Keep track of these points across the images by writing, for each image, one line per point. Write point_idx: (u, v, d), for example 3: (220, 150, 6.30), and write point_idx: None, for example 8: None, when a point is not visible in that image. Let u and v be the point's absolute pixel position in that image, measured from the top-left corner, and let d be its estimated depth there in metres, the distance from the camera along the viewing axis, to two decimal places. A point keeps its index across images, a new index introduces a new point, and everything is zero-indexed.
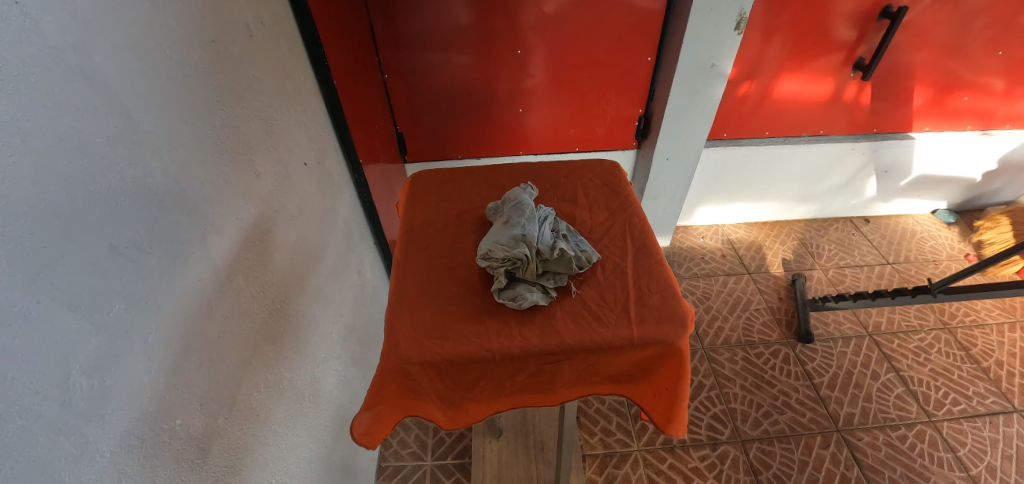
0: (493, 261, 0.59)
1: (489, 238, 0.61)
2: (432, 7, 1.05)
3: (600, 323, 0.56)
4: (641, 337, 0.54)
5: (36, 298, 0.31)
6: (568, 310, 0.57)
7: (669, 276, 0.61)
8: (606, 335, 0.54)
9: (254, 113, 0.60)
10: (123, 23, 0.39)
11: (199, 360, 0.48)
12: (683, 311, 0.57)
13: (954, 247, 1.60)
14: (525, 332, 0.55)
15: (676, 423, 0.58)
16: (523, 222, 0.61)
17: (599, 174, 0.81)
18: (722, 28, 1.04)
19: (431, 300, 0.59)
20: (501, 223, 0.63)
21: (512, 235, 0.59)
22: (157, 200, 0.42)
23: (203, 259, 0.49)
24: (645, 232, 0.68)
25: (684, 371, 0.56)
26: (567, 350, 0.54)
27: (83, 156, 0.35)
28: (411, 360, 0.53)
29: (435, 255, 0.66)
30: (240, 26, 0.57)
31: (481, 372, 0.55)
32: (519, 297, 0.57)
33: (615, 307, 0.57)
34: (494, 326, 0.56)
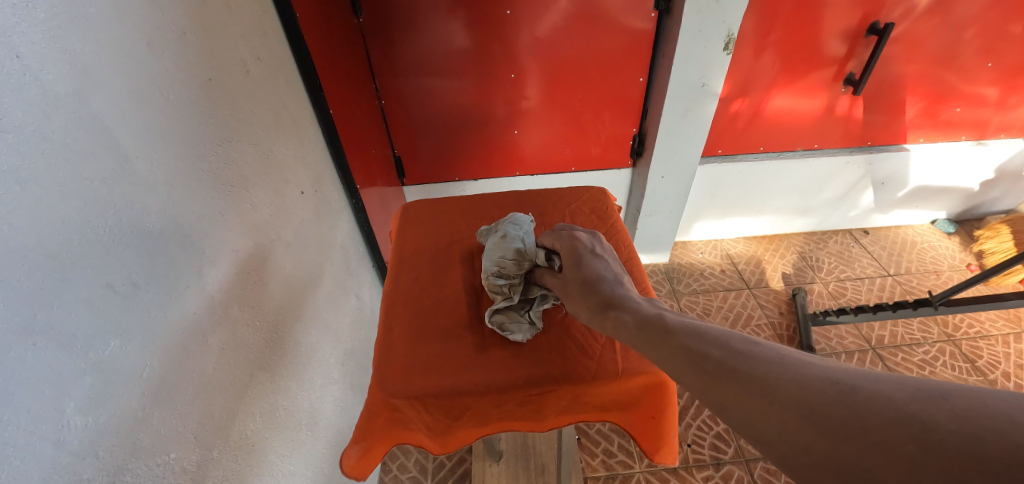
0: (507, 280, 0.62)
1: (489, 253, 0.64)
2: (427, 33, 1.07)
3: (586, 354, 0.56)
4: (628, 369, 0.54)
5: (31, 340, 0.32)
6: (553, 342, 0.58)
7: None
8: (591, 367, 0.55)
9: (251, 145, 0.62)
10: (121, 69, 0.41)
11: (194, 392, 0.48)
12: None
13: (956, 257, 1.59)
14: (512, 365, 0.56)
15: (665, 452, 0.58)
16: (521, 236, 0.64)
17: (588, 200, 0.82)
18: (711, 49, 1.06)
19: (421, 332, 0.60)
20: (498, 238, 0.64)
21: (517, 250, 0.62)
22: (153, 237, 0.44)
23: (198, 293, 0.50)
24: (631, 260, 0.69)
25: (670, 399, 0.56)
26: (553, 382, 0.54)
27: (81, 198, 0.36)
28: (398, 393, 0.53)
29: (426, 285, 0.67)
30: (237, 63, 0.60)
31: (468, 403, 0.54)
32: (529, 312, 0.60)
33: (601, 338, 0.58)
34: (479, 360, 0.57)
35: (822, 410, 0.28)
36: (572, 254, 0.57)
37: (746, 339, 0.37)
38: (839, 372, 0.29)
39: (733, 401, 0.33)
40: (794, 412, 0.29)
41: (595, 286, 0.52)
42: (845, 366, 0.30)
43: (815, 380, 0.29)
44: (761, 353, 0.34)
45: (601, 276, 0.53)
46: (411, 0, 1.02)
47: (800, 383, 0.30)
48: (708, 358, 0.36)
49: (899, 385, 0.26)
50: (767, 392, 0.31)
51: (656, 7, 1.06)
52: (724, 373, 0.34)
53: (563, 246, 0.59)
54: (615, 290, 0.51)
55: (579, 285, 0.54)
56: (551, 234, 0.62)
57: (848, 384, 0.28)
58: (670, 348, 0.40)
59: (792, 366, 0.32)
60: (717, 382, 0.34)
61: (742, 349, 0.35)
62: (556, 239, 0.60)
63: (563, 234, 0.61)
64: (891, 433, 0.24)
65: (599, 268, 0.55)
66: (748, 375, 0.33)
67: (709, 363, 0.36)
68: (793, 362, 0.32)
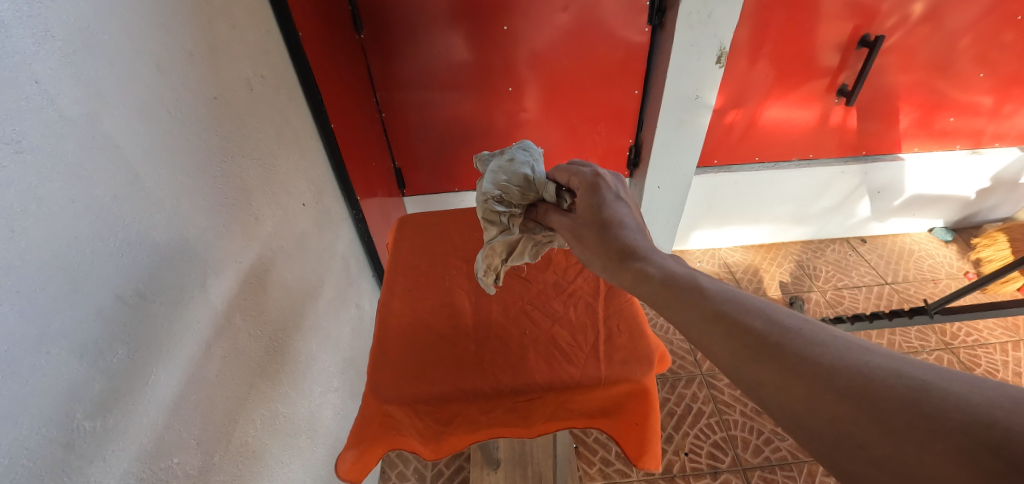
0: (508, 206, 0.66)
1: (493, 177, 0.68)
2: (427, 48, 1.10)
3: (570, 362, 0.58)
4: (609, 375, 0.56)
5: (46, 349, 0.34)
6: (540, 350, 0.60)
7: (638, 316, 0.64)
8: (575, 374, 0.57)
9: (254, 160, 0.64)
10: (132, 91, 0.43)
11: (196, 400, 0.50)
12: (649, 350, 0.59)
13: (954, 265, 1.60)
14: (497, 372, 0.58)
15: (649, 458, 0.58)
16: (528, 165, 0.67)
17: None
18: (704, 62, 1.08)
19: (414, 342, 0.62)
20: (507, 161, 0.68)
21: (524, 178, 0.66)
22: (160, 249, 0.46)
23: (203, 303, 0.52)
24: None
25: (652, 404, 0.58)
26: (540, 389, 0.56)
27: (92, 214, 0.38)
28: (390, 399, 0.55)
29: (420, 296, 0.69)
30: (242, 82, 0.62)
31: (459, 410, 0.55)
32: (515, 254, 0.67)
33: (585, 347, 0.60)
34: (469, 368, 0.58)
35: (885, 404, 0.26)
36: (593, 196, 0.56)
37: (792, 315, 0.35)
38: (904, 366, 0.28)
39: (776, 383, 0.31)
40: (850, 402, 0.27)
41: (611, 230, 0.51)
42: (903, 357, 0.29)
43: (879, 371, 0.28)
44: (812, 333, 0.32)
45: (620, 221, 0.52)
46: (411, 17, 1.05)
47: (861, 372, 0.28)
48: (751, 331, 0.34)
49: (972, 387, 0.25)
50: (820, 377, 0.29)
51: (650, 22, 1.08)
52: (768, 349, 0.32)
53: (586, 187, 0.58)
54: (636, 241, 0.49)
55: (594, 227, 0.53)
56: (576, 174, 0.61)
57: (917, 380, 0.27)
58: (701, 314, 0.37)
59: (846, 351, 0.30)
60: (759, 358, 0.32)
61: (787, 324, 0.33)
62: (580, 180, 0.60)
63: (588, 175, 0.59)
64: (962, 438, 0.23)
65: (619, 213, 0.53)
66: (798, 356, 0.31)
67: (750, 337, 0.33)
68: (847, 345, 0.30)
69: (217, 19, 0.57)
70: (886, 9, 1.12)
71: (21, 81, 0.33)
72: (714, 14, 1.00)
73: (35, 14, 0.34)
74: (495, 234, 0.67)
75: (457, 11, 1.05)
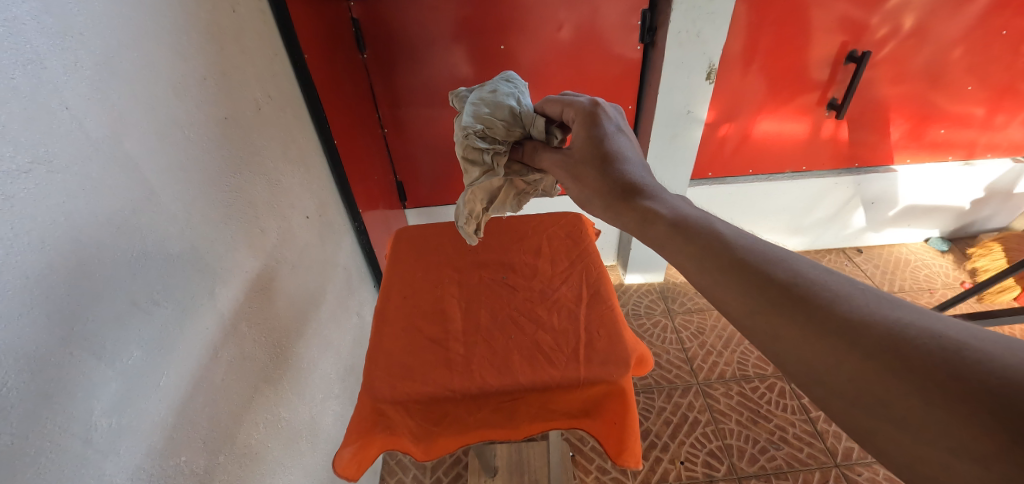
0: (493, 140, 0.69)
1: (476, 110, 0.69)
2: (428, 66, 1.15)
3: (552, 364, 0.61)
4: (588, 376, 0.59)
5: (70, 350, 0.38)
6: (524, 354, 0.63)
7: (619, 321, 0.67)
8: (556, 375, 0.59)
9: (261, 175, 0.68)
10: (151, 114, 0.47)
11: (203, 401, 0.53)
12: (627, 353, 0.61)
13: (950, 274, 1.62)
14: (483, 373, 0.60)
15: (630, 456, 0.60)
16: (513, 100, 0.70)
17: (563, 225, 0.87)
18: (694, 79, 1.11)
19: (406, 347, 0.65)
20: (491, 93, 0.71)
21: (510, 111, 0.69)
22: (174, 259, 0.49)
23: (212, 310, 0.55)
24: (600, 280, 0.75)
25: (630, 406, 0.59)
26: (523, 389, 0.58)
27: (112, 226, 0.42)
28: (384, 398, 0.58)
29: (413, 304, 0.72)
30: (250, 102, 0.66)
31: (447, 409, 0.58)
32: (497, 203, 0.75)
33: (567, 351, 0.62)
34: (457, 369, 0.61)
35: (914, 363, 0.29)
36: (592, 130, 0.61)
37: (816, 266, 0.38)
38: (935, 324, 0.30)
39: (798, 340, 0.34)
40: (877, 362, 0.30)
41: (610, 165, 0.58)
42: (933, 316, 0.31)
43: (914, 331, 0.30)
44: (839, 287, 0.35)
45: (617, 154, 0.58)
46: (412, 36, 1.10)
47: (894, 329, 0.31)
48: (774, 281, 0.38)
49: (1007, 350, 0.27)
50: (849, 333, 0.32)
51: (641, 40, 1.12)
52: (793, 300, 0.36)
53: (585, 119, 0.63)
54: (643, 177, 0.55)
55: (593, 162, 0.59)
56: (575, 106, 0.65)
57: (952, 340, 0.29)
58: (717, 264, 0.41)
59: (878, 309, 0.32)
60: (779, 309, 0.36)
61: (812, 277, 0.37)
62: (580, 112, 0.64)
63: (588, 106, 0.63)
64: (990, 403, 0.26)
65: (617, 146, 0.59)
66: (824, 309, 0.34)
67: (773, 289, 0.37)
68: (878, 301, 0.33)
69: (228, 45, 0.61)
70: (873, 24, 1.15)
71: (54, 107, 0.37)
72: (703, 33, 1.03)
73: (67, 48, 0.38)
74: (479, 175, 0.70)
75: (456, 31, 1.09)
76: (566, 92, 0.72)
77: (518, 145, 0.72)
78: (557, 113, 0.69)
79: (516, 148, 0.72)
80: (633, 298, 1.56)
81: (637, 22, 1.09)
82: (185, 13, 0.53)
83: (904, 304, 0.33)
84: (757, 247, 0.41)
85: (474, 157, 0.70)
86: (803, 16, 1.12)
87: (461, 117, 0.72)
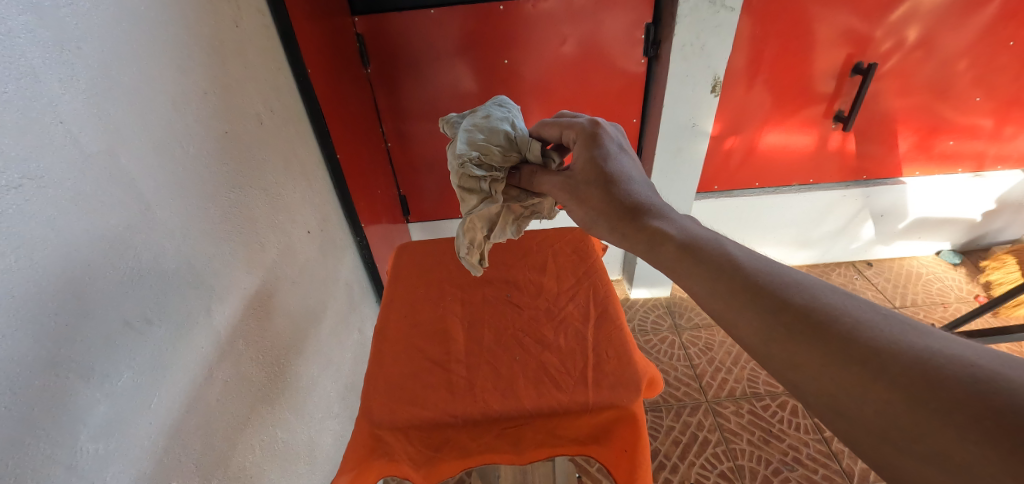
0: (491, 167, 0.67)
1: (470, 137, 0.67)
2: (431, 80, 1.15)
3: (558, 388, 0.59)
4: (597, 401, 0.57)
5: (53, 372, 0.36)
6: (530, 377, 0.61)
7: (627, 342, 0.65)
8: (563, 400, 0.57)
9: (261, 190, 0.67)
10: (148, 129, 0.46)
11: (196, 423, 0.51)
12: (638, 376, 0.59)
13: (963, 288, 1.58)
14: (487, 397, 0.58)
15: None
16: (507, 124, 0.69)
17: (569, 241, 0.86)
18: (699, 92, 1.10)
19: (406, 369, 0.63)
20: (484, 118, 0.70)
21: (506, 136, 0.68)
22: (168, 277, 0.48)
23: (207, 328, 0.54)
24: (608, 298, 0.73)
25: (641, 432, 0.56)
26: (528, 415, 0.56)
27: (104, 242, 0.40)
28: (383, 424, 0.56)
29: (413, 324, 0.71)
30: (252, 116, 0.66)
31: (449, 436, 0.56)
32: (497, 230, 0.72)
33: (574, 374, 0.61)
34: (460, 394, 0.59)
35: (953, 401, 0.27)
36: (595, 150, 0.60)
37: (827, 288, 0.37)
38: (963, 351, 0.29)
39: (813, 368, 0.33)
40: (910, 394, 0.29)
41: (615, 185, 0.57)
42: (959, 342, 0.30)
43: (945, 361, 0.29)
44: (856, 312, 0.34)
45: (622, 175, 0.58)
46: (416, 51, 1.10)
47: (921, 357, 0.29)
48: (787, 305, 0.37)
49: None
50: (873, 364, 0.31)
51: (646, 54, 1.12)
52: (808, 326, 0.35)
53: (586, 139, 0.62)
54: (648, 198, 0.55)
55: (597, 183, 0.58)
56: (574, 127, 0.64)
57: (988, 370, 0.27)
58: (726, 283, 0.41)
59: (901, 336, 0.31)
60: (791, 338, 0.35)
61: (824, 300, 0.36)
62: (580, 133, 0.63)
63: (588, 127, 0.62)
64: None
65: (620, 167, 0.59)
66: (844, 338, 0.33)
67: (788, 313, 0.36)
68: (902, 329, 0.32)
69: (230, 59, 0.61)
70: (878, 36, 1.14)
71: (47, 121, 0.36)
72: (707, 46, 1.03)
73: (63, 61, 0.37)
74: (477, 203, 0.69)
75: (460, 45, 1.09)
76: (562, 113, 0.72)
77: (515, 170, 0.71)
78: (555, 136, 0.68)
79: (514, 172, 0.71)
80: (639, 313, 1.53)
81: (641, 36, 1.09)
82: (186, 27, 0.53)
83: (927, 331, 0.32)
84: (769, 270, 0.41)
85: (471, 185, 0.69)
86: (807, 28, 1.12)
87: (454, 144, 0.70)
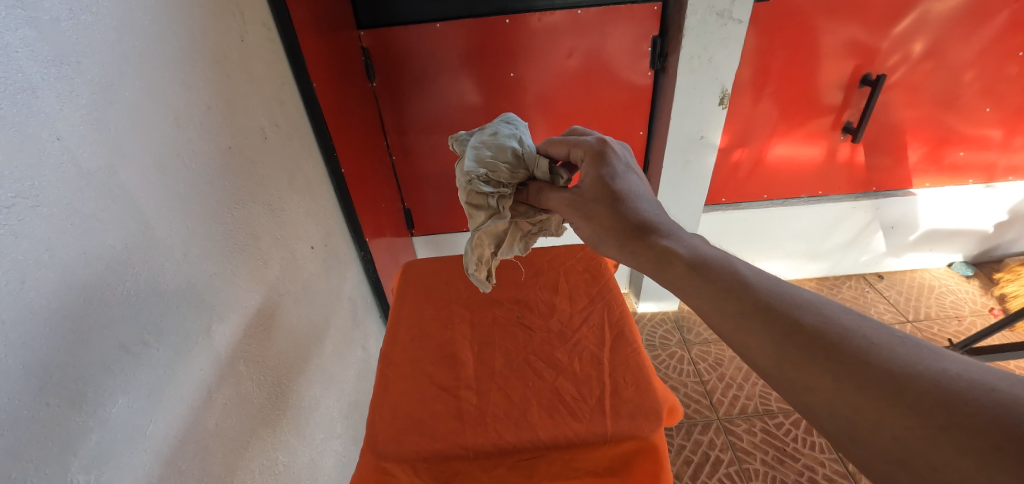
0: (498, 184, 0.66)
1: (479, 154, 0.67)
2: (436, 94, 1.15)
3: (574, 417, 0.57)
4: (615, 432, 0.54)
5: (44, 400, 0.34)
6: (544, 405, 0.59)
7: (645, 366, 0.63)
8: (580, 431, 0.55)
9: (265, 205, 0.66)
10: (149, 146, 0.45)
11: (193, 450, 0.49)
12: (657, 404, 0.57)
13: (977, 301, 1.56)
14: (500, 428, 0.56)
15: None
16: (514, 141, 0.68)
17: (581, 259, 0.85)
18: (707, 104, 1.09)
19: (412, 394, 0.61)
20: (491, 135, 0.69)
21: (513, 153, 0.67)
22: (167, 297, 0.46)
23: (207, 350, 0.52)
24: (623, 320, 0.71)
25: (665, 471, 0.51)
26: (543, 447, 0.54)
27: (100, 263, 0.39)
28: (389, 456, 0.53)
29: (420, 345, 0.69)
30: (257, 131, 0.65)
31: (459, 468, 0.53)
32: (505, 247, 0.70)
33: (590, 402, 0.59)
34: (471, 423, 0.57)
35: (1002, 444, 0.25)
36: (603, 168, 0.58)
37: (848, 311, 0.37)
38: (981, 374, 0.29)
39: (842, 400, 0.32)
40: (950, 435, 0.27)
41: (624, 204, 0.56)
42: (981, 367, 0.30)
43: (960, 382, 0.29)
44: (875, 335, 0.34)
45: (630, 194, 0.56)
46: (422, 64, 1.10)
47: (938, 381, 0.30)
48: (802, 326, 0.37)
49: None
50: (891, 387, 0.31)
51: (652, 66, 1.11)
52: (824, 348, 0.35)
53: (594, 158, 0.60)
54: (657, 217, 0.54)
55: (606, 201, 0.57)
56: (582, 145, 0.62)
57: (1007, 394, 0.27)
58: (743, 307, 0.40)
59: (919, 360, 0.31)
60: (807, 360, 0.35)
61: (844, 322, 0.36)
62: (588, 151, 0.61)
63: (596, 145, 0.61)
64: None
65: (629, 185, 0.57)
66: (861, 359, 0.33)
67: (802, 336, 0.36)
68: (919, 351, 0.32)
69: (235, 74, 0.60)
70: (886, 48, 1.13)
71: (43, 138, 0.35)
72: (715, 58, 1.02)
73: (62, 77, 0.36)
74: (485, 219, 0.66)
75: (465, 59, 1.09)
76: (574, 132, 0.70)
77: (522, 186, 0.69)
78: (562, 154, 0.66)
79: (521, 189, 0.70)
80: (647, 328, 1.51)
81: (647, 49, 1.09)
82: (190, 42, 0.52)
83: (947, 355, 0.32)
84: (785, 291, 0.40)
85: (478, 201, 0.66)
86: (814, 40, 1.11)
87: (461, 161, 0.70)
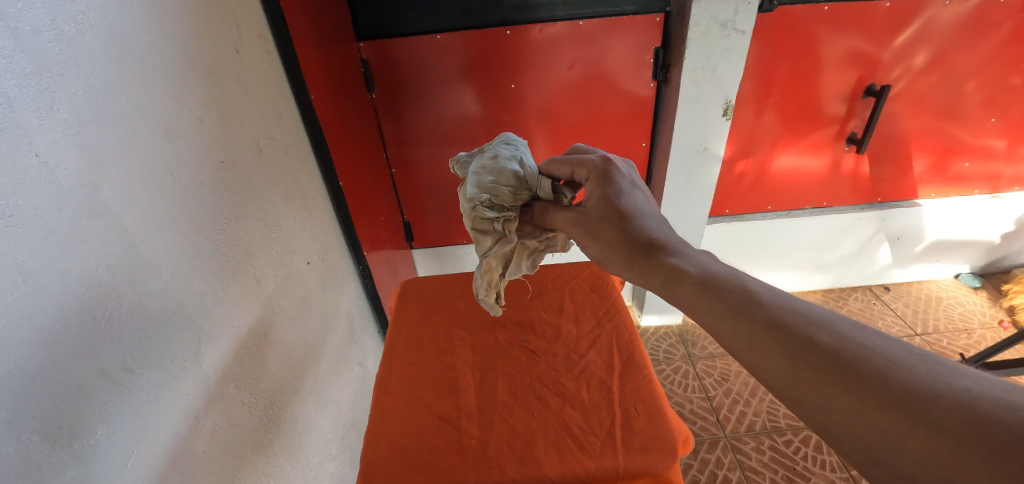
0: (501, 208, 0.65)
1: (480, 180, 0.65)
2: (437, 106, 1.14)
3: (583, 451, 0.54)
4: (628, 468, 0.52)
5: (15, 435, 0.32)
6: (551, 437, 0.56)
7: (658, 395, 0.60)
8: (589, 467, 0.52)
9: (259, 220, 0.64)
10: (136, 161, 0.43)
11: (179, 479, 0.46)
12: (671, 436, 0.55)
13: (986, 313, 1.53)
14: (503, 462, 0.54)
15: None
16: (515, 164, 0.65)
17: (586, 277, 0.83)
18: (711, 115, 1.08)
19: (410, 422, 0.59)
20: (491, 157, 0.66)
21: (514, 174, 0.65)
22: (152, 318, 0.44)
23: (195, 374, 0.49)
24: (632, 343, 0.69)
25: None
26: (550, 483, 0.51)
27: (80, 285, 0.37)
28: None
29: (418, 370, 0.67)
30: (252, 144, 0.63)
31: None
32: (512, 267, 0.68)
33: (600, 434, 0.56)
34: (473, 457, 0.55)
35: None
36: (608, 187, 0.56)
37: (866, 328, 0.35)
38: (1014, 394, 0.27)
39: (867, 431, 0.30)
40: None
41: (632, 224, 0.54)
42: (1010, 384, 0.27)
43: (988, 401, 0.27)
44: (897, 353, 0.32)
45: (636, 213, 0.54)
46: (422, 76, 1.09)
47: (963, 401, 0.27)
48: (818, 345, 0.34)
49: None
50: (911, 408, 0.29)
51: (654, 78, 1.10)
52: (841, 368, 0.32)
53: (598, 177, 0.58)
54: (666, 236, 0.52)
55: (613, 221, 0.55)
56: (586, 164, 0.60)
57: None
58: (754, 325, 0.38)
59: (940, 377, 0.29)
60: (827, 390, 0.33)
61: (863, 341, 0.33)
62: (592, 169, 0.59)
63: (600, 164, 0.59)
64: None
65: (634, 204, 0.55)
66: (880, 378, 0.31)
67: (817, 354, 0.34)
68: (941, 368, 0.30)
69: (229, 85, 0.59)
70: (888, 59, 1.13)
71: (21, 155, 0.33)
72: (718, 69, 1.01)
73: (42, 90, 0.35)
74: (492, 244, 0.67)
75: (465, 70, 1.08)
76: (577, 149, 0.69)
77: (525, 207, 0.68)
78: (566, 174, 0.64)
79: (525, 210, 0.68)
80: (651, 342, 1.48)
81: (650, 60, 1.08)
82: (183, 53, 0.51)
83: (970, 372, 0.30)
84: (799, 308, 0.38)
85: (484, 226, 0.67)
86: (816, 50, 1.10)
87: (462, 187, 0.69)
